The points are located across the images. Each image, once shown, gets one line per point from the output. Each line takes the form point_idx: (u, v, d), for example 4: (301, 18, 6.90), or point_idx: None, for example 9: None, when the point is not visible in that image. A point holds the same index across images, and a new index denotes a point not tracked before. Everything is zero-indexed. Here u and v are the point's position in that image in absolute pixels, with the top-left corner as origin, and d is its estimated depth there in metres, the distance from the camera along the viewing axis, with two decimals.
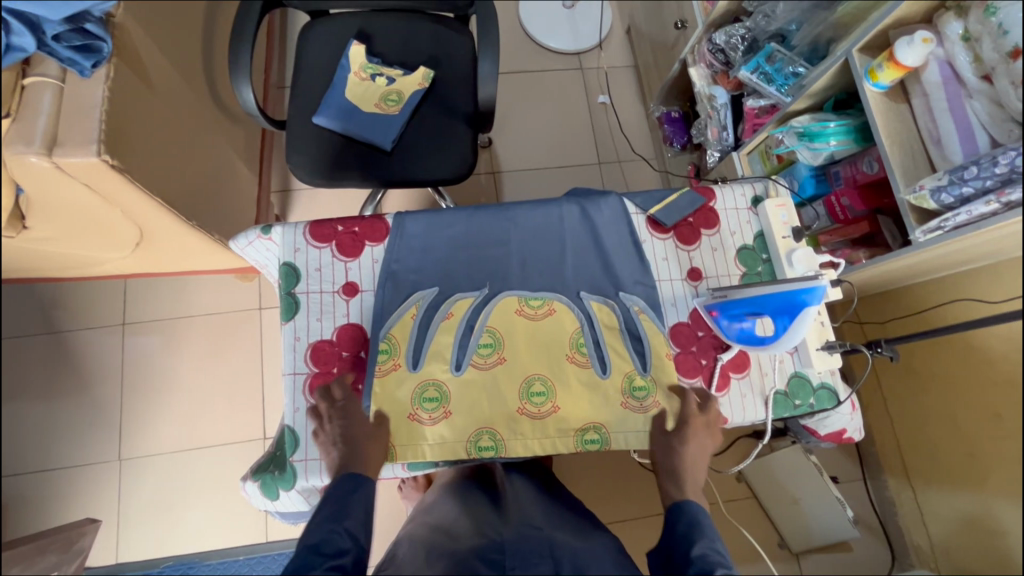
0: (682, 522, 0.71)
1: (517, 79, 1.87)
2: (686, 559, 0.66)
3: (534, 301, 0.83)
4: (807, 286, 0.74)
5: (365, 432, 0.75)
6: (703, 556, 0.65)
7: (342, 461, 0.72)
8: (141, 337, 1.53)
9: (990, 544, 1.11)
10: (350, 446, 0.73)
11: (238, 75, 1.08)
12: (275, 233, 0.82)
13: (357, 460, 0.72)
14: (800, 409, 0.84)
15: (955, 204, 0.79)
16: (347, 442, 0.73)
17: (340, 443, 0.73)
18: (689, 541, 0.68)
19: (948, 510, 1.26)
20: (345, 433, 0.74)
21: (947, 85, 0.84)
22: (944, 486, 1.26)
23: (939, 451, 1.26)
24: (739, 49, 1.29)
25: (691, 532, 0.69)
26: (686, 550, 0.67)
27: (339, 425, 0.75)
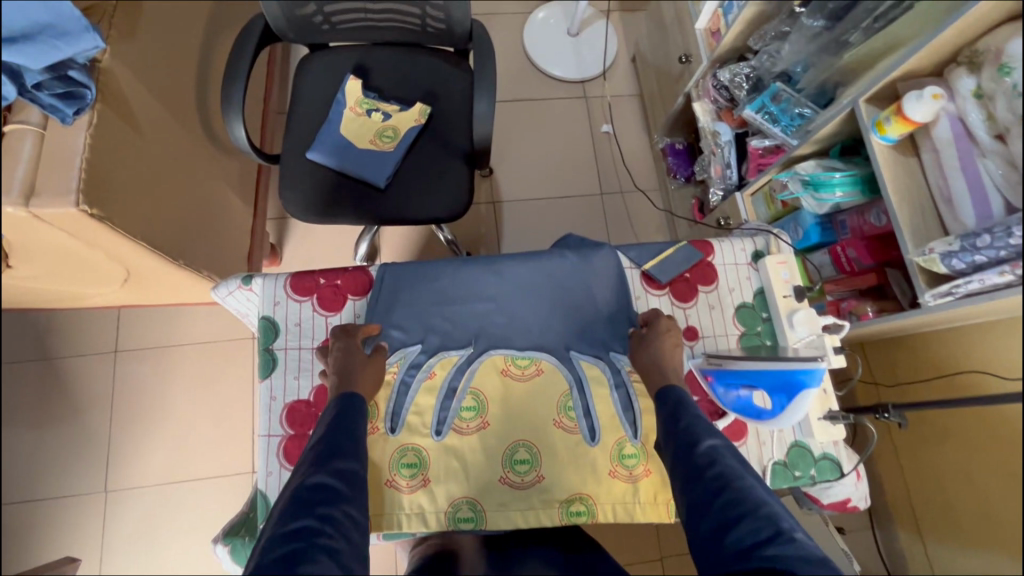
0: (666, 406, 0.69)
1: (520, 107, 1.85)
2: (672, 431, 0.65)
3: (521, 360, 0.80)
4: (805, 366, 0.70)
5: (362, 360, 0.74)
6: (690, 428, 0.64)
7: (339, 384, 0.70)
8: (131, 366, 1.51)
9: None
10: (349, 371, 0.71)
11: (230, 112, 1.07)
12: (255, 284, 0.80)
13: (352, 382, 0.70)
14: (800, 481, 0.80)
15: (967, 270, 0.74)
16: (349, 364, 0.72)
17: (340, 365, 0.72)
18: (675, 415, 0.67)
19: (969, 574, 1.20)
20: (347, 356, 0.73)
21: (958, 142, 0.80)
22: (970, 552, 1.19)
23: (964, 512, 1.20)
24: (743, 87, 1.25)
25: (678, 410, 0.67)
26: (672, 423, 0.66)
27: (338, 354, 0.73)
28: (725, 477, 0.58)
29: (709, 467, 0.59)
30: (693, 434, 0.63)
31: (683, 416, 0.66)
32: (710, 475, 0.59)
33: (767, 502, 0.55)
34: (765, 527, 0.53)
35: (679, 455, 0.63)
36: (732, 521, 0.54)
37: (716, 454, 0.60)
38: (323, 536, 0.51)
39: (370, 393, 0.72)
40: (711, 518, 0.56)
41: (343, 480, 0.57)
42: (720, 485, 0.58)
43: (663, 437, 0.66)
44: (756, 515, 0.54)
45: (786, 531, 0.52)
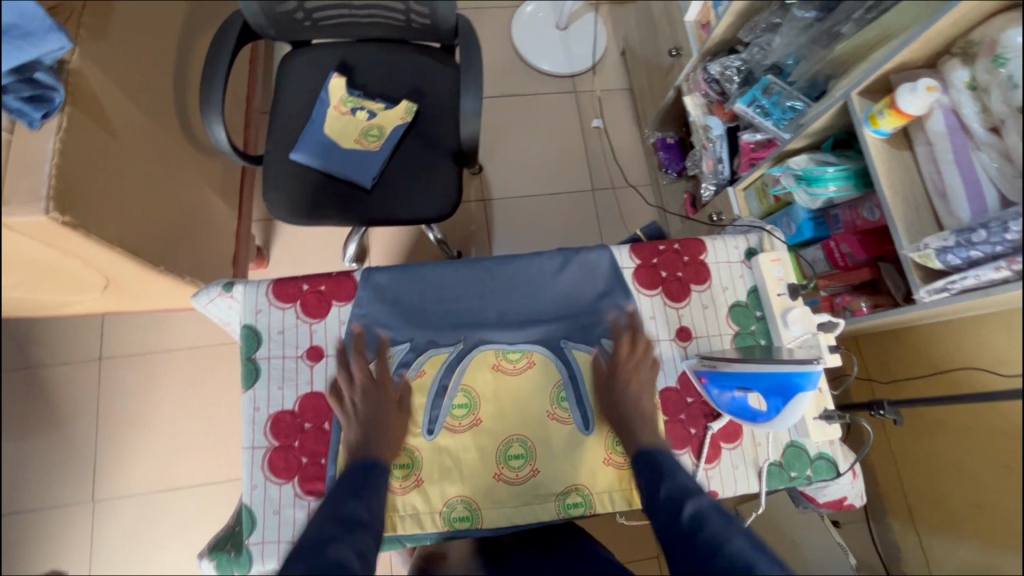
0: (646, 472, 0.68)
1: (509, 103, 1.82)
2: (656, 497, 0.64)
3: (513, 354, 0.78)
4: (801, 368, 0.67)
5: (393, 415, 0.73)
6: (673, 493, 0.63)
7: (364, 444, 0.69)
8: (117, 373, 1.48)
9: None
10: (374, 427, 0.71)
11: (210, 113, 1.04)
12: (237, 291, 0.78)
13: (377, 444, 0.70)
14: (797, 481, 0.79)
15: (962, 266, 0.73)
16: (375, 421, 0.71)
17: (367, 421, 0.71)
18: (657, 480, 0.66)
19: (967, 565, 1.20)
20: (376, 412, 0.72)
21: (953, 135, 0.79)
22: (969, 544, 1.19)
23: (959, 503, 1.20)
24: (734, 81, 1.24)
25: (659, 475, 0.66)
26: (656, 489, 0.65)
27: (364, 402, 0.72)
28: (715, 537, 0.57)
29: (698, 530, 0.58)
30: (678, 498, 0.62)
31: (664, 481, 0.65)
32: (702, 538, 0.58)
33: (759, 559, 0.55)
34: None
35: (667, 522, 0.61)
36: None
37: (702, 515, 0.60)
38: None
39: (394, 451, 0.72)
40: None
41: (357, 556, 0.56)
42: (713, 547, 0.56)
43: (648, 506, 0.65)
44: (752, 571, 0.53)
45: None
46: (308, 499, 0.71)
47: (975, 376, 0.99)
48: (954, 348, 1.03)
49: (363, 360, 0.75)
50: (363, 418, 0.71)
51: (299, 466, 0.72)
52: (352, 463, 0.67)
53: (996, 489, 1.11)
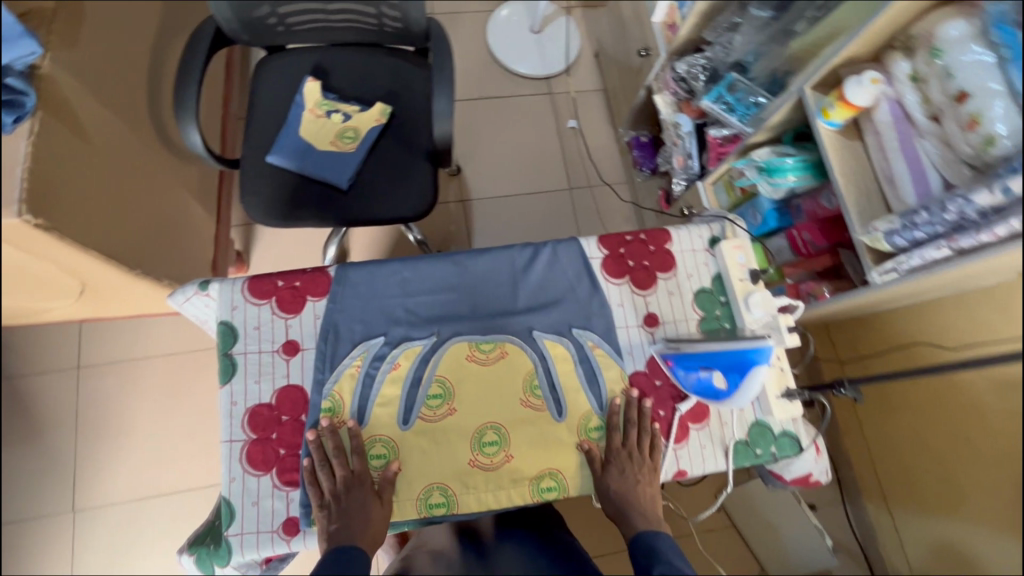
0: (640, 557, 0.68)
1: (486, 105, 1.85)
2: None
3: (485, 345, 0.80)
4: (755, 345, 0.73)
5: (373, 510, 0.70)
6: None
7: (340, 535, 0.67)
8: (96, 381, 1.47)
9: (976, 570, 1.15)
10: (352, 518, 0.69)
11: (184, 118, 1.05)
12: (212, 289, 0.79)
13: (356, 533, 0.68)
14: (762, 459, 0.82)
15: (908, 246, 0.77)
16: (353, 514, 0.69)
17: (344, 516, 0.69)
18: (649, 565, 0.66)
19: (939, 538, 1.26)
20: (354, 505, 0.70)
21: (898, 124, 0.83)
22: (940, 519, 1.25)
23: (928, 477, 1.26)
24: (700, 78, 1.28)
25: (652, 560, 0.66)
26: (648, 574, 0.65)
27: (343, 494, 0.70)
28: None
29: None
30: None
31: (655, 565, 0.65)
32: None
33: None
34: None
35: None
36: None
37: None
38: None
39: (375, 544, 0.69)
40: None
41: None
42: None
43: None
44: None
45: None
46: (286, 490, 0.73)
47: (933, 352, 1.05)
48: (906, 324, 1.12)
49: (357, 452, 0.73)
50: (340, 513, 0.69)
51: (277, 458, 0.74)
52: (327, 552, 0.66)
53: (958, 462, 1.17)
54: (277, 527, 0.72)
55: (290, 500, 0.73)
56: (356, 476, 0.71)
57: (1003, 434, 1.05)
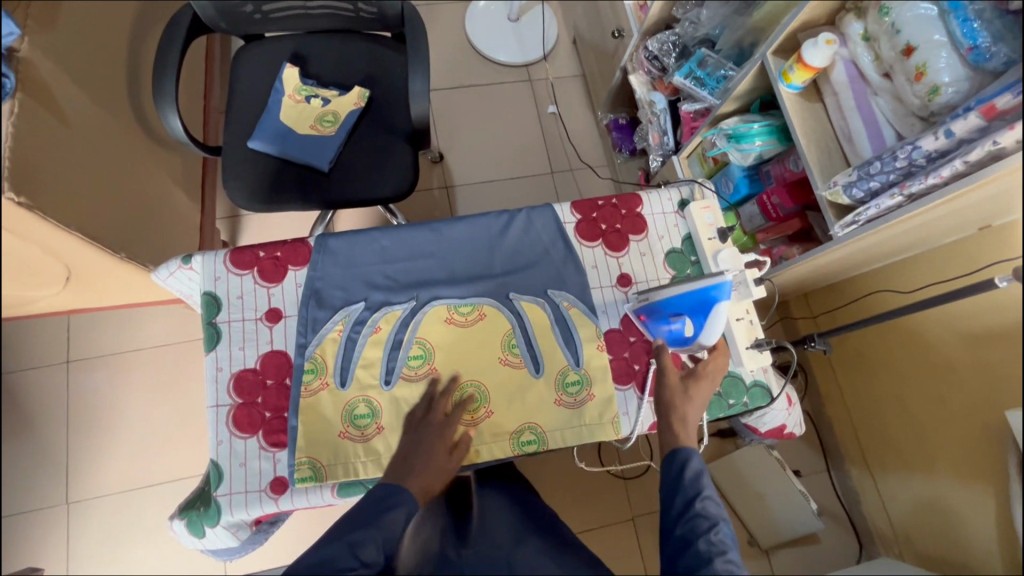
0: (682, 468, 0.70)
1: (467, 94, 1.88)
2: (683, 494, 0.69)
3: (464, 308, 0.83)
4: (713, 283, 0.76)
5: (440, 456, 0.73)
6: (704, 498, 0.68)
7: (399, 471, 0.70)
8: (86, 375, 1.48)
9: (956, 523, 1.20)
10: (419, 455, 0.72)
11: (163, 104, 1.07)
12: (195, 262, 0.81)
13: (407, 474, 0.70)
14: (734, 408, 0.85)
15: (866, 198, 0.81)
16: (419, 448, 0.73)
17: (416, 444, 0.73)
18: (692, 481, 0.69)
19: (920, 496, 1.30)
20: (426, 441, 0.74)
21: (854, 84, 0.86)
22: (919, 477, 1.29)
23: (903, 436, 1.31)
24: (671, 54, 1.31)
25: (698, 478, 0.69)
26: (686, 489, 0.69)
27: (424, 432, 0.75)
28: (721, 548, 0.64)
29: (709, 536, 0.65)
30: (704, 505, 0.67)
31: (701, 484, 0.69)
32: (705, 544, 0.64)
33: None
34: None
35: (681, 517, 0.67)
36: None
37: (717, 527, 0.66)
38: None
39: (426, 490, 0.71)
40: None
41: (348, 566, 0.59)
42: (712, 554, 0.63)
43: (670, 498, 0.69)
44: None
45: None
46: (273, 451, 0.75)
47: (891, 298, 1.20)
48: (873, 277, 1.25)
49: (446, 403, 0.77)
50: (409, 447, 0.73)
51: (263, 421, 0.76)
52: (384, 484, 0.69)
53: (932, 420, 1.20)
54: (265, 486, 0.74)
55: (277, 461, 0.75)
56: (443, 423, 0.76)
57: (966, 387, 1.10)
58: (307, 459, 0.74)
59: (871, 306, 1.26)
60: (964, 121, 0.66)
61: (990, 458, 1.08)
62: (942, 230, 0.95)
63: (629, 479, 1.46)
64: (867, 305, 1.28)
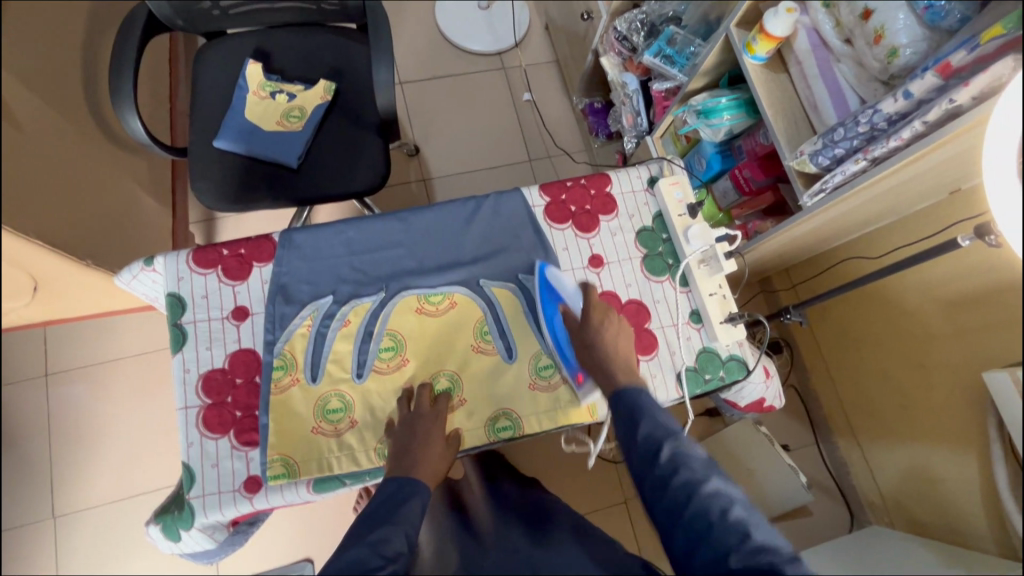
0: (619, 410, 0.68)
1: (440, 85, 1.86)
2: (623, 429, 0.65)
3: (434, 297, 0.81)
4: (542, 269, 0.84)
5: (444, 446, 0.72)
6: (642, 424, 0.64)
7: (403, 465, 0.69)
8: (67, 387, 1.46)
9: (941, 487, 1.21)
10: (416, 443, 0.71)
11: (122, 106, 1.05)
12: (158, 264, 0.80)
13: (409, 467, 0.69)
14: (711, 383, 0.85)
15: (832, 165, 0.80)
16: (416, 441, 0.71)
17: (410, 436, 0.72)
18: (629, 413, 0.66)
19: (905, 462, 1.31)
20: (420, 433, 0.72)
21: (816, 51, 0.86)
22: (905, 445, 1.29)
23: (887, 405, 1.32)
24: (640, 33, 1.29)
25: (631, 407, 0.66)
26: (625, 422, 0.66)
27: (415, 424, 0.73)
28: (672, 463, 0.60)
29: (658, 456, 0.61)
30: (645, 429, 0.64)
31: (637, 413, 0.66)
32: (656, 468, 0.60)
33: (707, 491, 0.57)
34: (709, 508, 0.56)
35: (630, 451, 0.64)
36: (684, 511, 0.57)
37: (663, 444, 0.61)
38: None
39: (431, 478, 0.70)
40: (666, 511, 0.58)
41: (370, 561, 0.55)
42: (669, 476, 0.59)
43: (616, 439, 0.66)
44: (698, 497, 0.57)
45: (727, 510, 0.56)
46: (245, 450, 0.74)
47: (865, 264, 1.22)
48: (847, 245, 1.27)
49: (427, 389, 0.77)
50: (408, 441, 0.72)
51: (234, 420, 0.75)
52: (391, 480, 0.67)
53: (914, 388, 1.21)
54: (239, 486, 0.73)
55: (249, 460, 0.74)
56: (433, 412, 0.75)
57: (944, 350, 1.11)
58: (279, 457, 0.73)
59: (846, 274, 1.28)
60: (921, 81, 0.65)
61: (971, 421, 1.09)
62: (913, 197, 0.95)
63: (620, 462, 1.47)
64: (842, 274, 1.29)
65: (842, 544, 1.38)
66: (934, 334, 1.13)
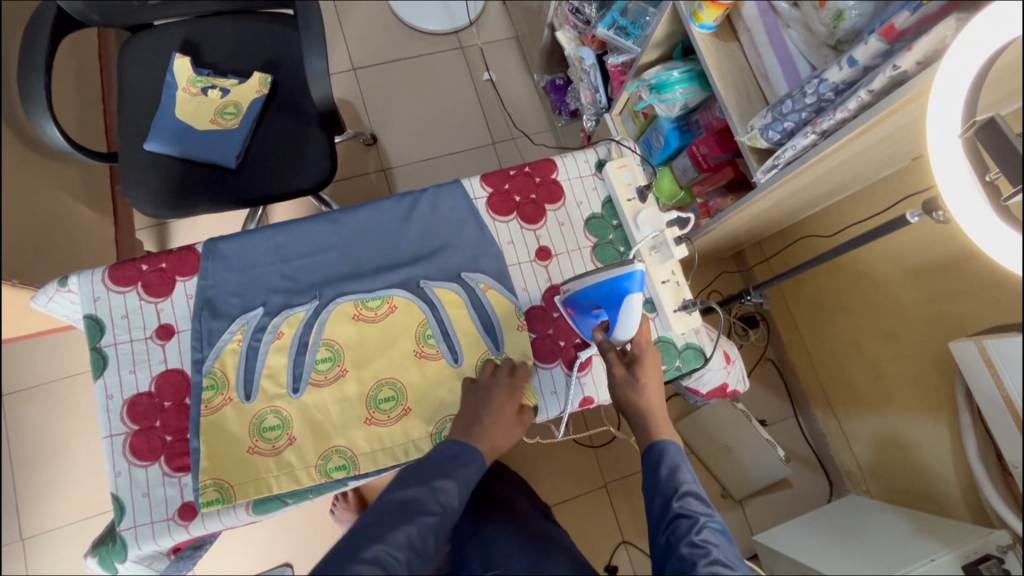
0: (657, 468, 0.65)
1: (395, 68, 1.78)
2: (661, 496, 0.63)
3: (372, 302, 0.77)
4: (627, 272, 0.67)
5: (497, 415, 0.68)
6: (682, 495, 0.62)
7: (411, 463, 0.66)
8: (25, 406, 1.40)
9: (915, 456, 1.20)
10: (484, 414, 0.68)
11: (37, 112, 0.97)
12: (72, 284, 0.74)
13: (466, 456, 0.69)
14: (667, 373, 0.82)
15: (782, 139, 0.76)
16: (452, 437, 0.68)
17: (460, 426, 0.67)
18: (669, 480, 0.64)
19: (881, 432, 1.30)
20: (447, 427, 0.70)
21: (765, 17, 0.82)
22: (880, 415, 1.28)
23: (861, 375, 1.30)
24: (592, 5, 1.22)
25: (673, 474, 0.64)
26: (663, 489, 0.63)
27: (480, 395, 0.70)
28: (704, 548, 0.57)
29: (690, 536, 0.58)
30: (683, 503, 0.61)
31: (678, 481, 0.63)
32: (687, 547, 0.58)
33: None
34: None
35: (662, 523, 0.62)
36: None
37: (699, 525, 0.59)
38: (392, 556, 0.52)
39: None
40: None
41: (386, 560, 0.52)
42: (695, 561, 0.56)
43: (649, 505, 0.64)
44: None
45: None
46: (177, 476, 0.70)
47: (830, 236, 1.19)
48: (817, 215, 1.23)
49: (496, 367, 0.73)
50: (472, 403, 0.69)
51: (164, 445, 0.71)
52: None
53: (887, 358, 1.19)
54: (172, 514, 0.69)
55: (183, 486, 0.70)
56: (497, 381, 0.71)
57: (914, 321, 1.09)
58: (212, 481, 0.70)
59: (816, 246, 1.24)
60: (866, 46, 0.61)
61: (942, 391, 1.07)
62: (872, 166, 0.91)
63: (598, 447, 1.45)
64: (813, 245, 1.26)
65: (821, 512, 1.37)
66: (904, 304, 1.11)
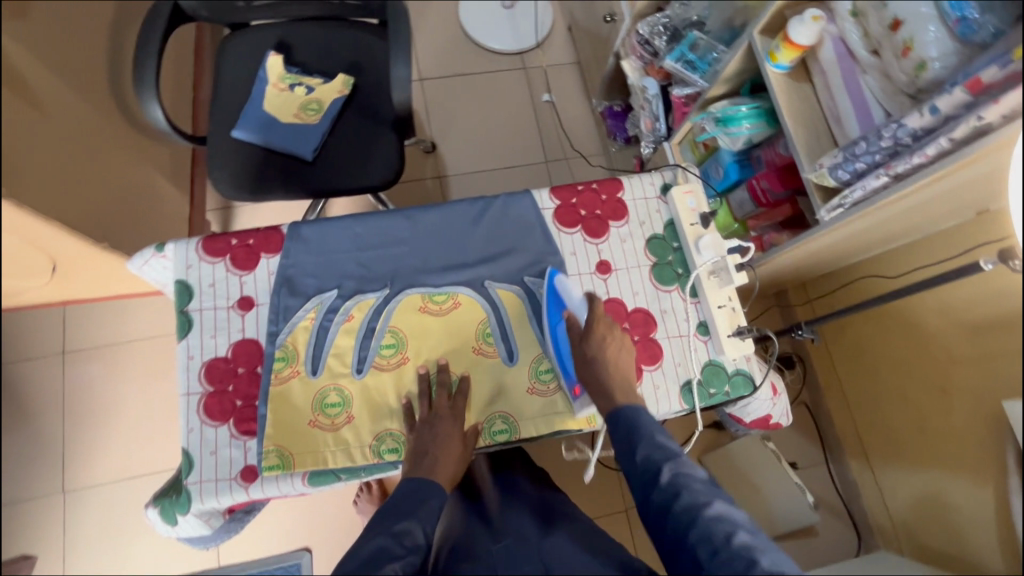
0: (616, 429, 0.67)
1: (460, 82, 1.85)
2: (625, 455, 0.65)
3: (439, 297, 0.81)
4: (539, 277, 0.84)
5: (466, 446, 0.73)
6: (643, 448, 0.63)
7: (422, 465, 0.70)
8: (82, 365, 1.47)
9: (952, 516, 1.17)
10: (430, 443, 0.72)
11: (144, 92, 1.05)
12: (168, 250, 0.80)
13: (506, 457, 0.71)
14: (715, 398, 0.82)
15: (852, 179, 0.78)
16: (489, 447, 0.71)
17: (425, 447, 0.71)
18: (628, 438, 0.65)
19: (919, 488, 1.27)
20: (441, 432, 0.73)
21: (842, 61, 0.84)
22: (919, 470, 1.25)
23: (902, 427, 1.28)
24: (663, 37, 1.26)
25: (631, 433, 0.66)
26: (625, 449, 0.65)
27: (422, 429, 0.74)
28: (675, 486, 0.59)
29: (660, 482, 0.60)
30: (647, 453, 0.63)
31: (636, 439, 0.65)
32: (659, 489, 0.59)
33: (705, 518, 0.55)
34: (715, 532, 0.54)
35: (634, 477, 0.63)
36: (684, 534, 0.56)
37: (665, 469, 0.61)
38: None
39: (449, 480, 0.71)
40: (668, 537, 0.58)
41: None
42: (670, 500, 0.58)
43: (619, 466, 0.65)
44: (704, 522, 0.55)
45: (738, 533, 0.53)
46: (243, 439, 0.75)
47: (882, 282, 1.19)
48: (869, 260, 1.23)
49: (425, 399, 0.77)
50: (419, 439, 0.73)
51: (234, 409, 0.76)
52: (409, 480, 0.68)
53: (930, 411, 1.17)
54: (235, 475, 0.73)
55: (247, 449, 0.74)
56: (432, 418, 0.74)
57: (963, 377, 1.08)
58: (274, 448, 0.74)
59: (866, 291, 1.24)
60: (949, 97, 0.63)
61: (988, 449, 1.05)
62: (935, 215, 0.92)
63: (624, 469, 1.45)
64: (863, 290, 1.25)
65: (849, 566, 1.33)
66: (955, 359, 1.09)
